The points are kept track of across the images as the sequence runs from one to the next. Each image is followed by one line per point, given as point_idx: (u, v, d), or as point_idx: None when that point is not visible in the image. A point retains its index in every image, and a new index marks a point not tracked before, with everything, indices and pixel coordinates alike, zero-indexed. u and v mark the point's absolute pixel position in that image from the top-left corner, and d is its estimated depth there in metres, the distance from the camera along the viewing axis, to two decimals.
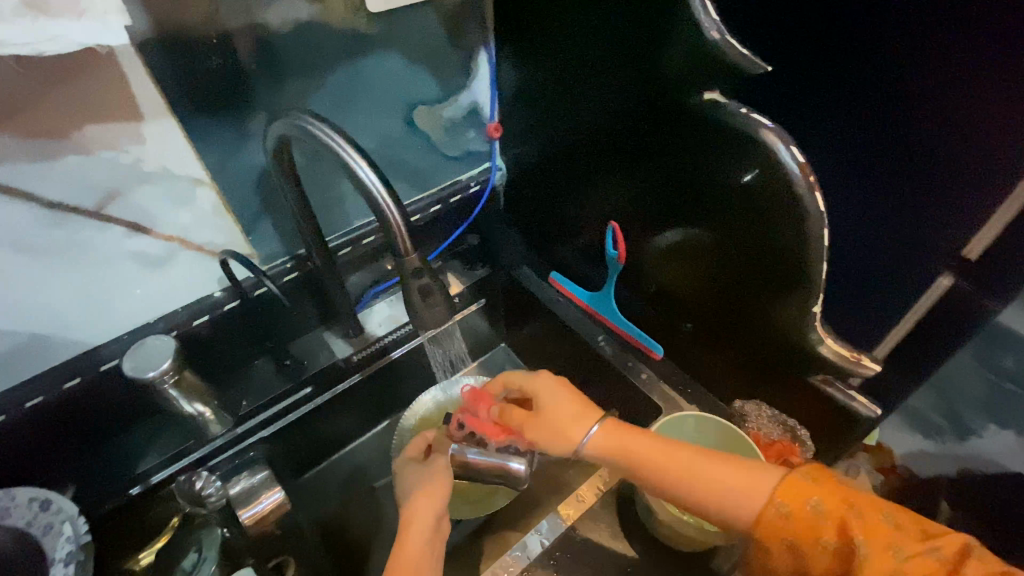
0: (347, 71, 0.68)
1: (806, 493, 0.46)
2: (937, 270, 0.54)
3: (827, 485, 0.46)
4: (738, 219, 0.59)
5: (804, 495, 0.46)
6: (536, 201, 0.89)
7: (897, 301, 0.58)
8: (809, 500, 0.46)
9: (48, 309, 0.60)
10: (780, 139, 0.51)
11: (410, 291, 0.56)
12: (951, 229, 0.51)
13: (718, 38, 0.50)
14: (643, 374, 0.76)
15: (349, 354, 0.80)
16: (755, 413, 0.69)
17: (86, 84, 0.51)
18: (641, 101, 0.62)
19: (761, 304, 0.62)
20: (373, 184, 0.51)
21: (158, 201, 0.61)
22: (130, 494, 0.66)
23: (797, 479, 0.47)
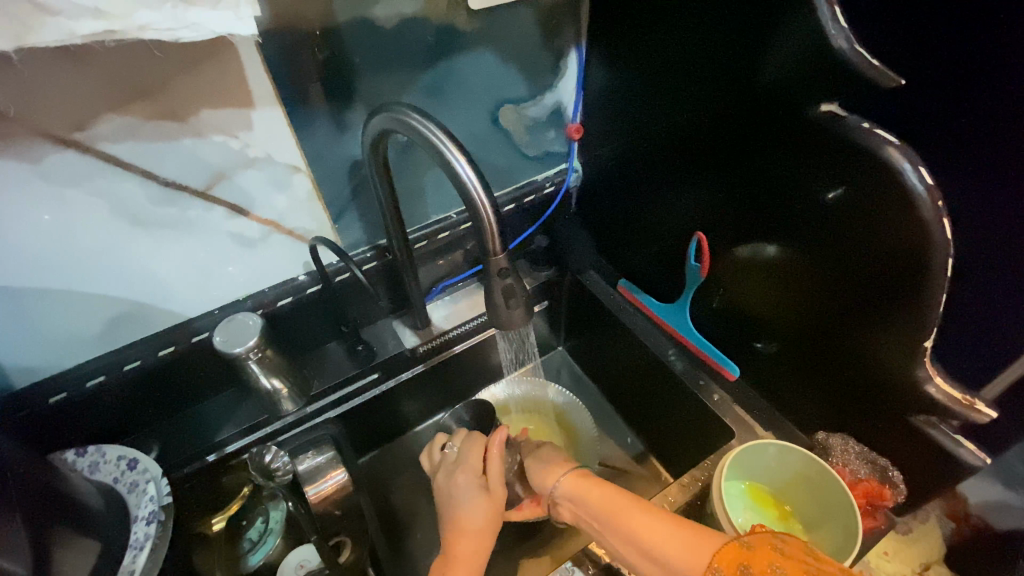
0: (442, 67, 0.69)
1: (739, 559, 0.45)
2: None
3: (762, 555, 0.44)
4: (842, 240, 0.55)
5: (737, 561, 0.45)
6: (611, 205, 0.88)
7: (1018, 350, 0.49)
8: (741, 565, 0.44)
9: (150, 279, 0.64)
10: (907, 158, 0.48)
11: (493, 292, 0.56)
12: None
13: (846, 46, 0.48)
14: (716, 395, 0.74)
15: (416, 345, 0.81)
16: (841, 448, 0.64)
17: (208, 70, 0.54)
18: (742, 112, 0.59)
19: (857, 331, 0.58)
20: (471, 182, 0.51)
21: (260, 186, 0.64)
22: (207, 460, 0.70)
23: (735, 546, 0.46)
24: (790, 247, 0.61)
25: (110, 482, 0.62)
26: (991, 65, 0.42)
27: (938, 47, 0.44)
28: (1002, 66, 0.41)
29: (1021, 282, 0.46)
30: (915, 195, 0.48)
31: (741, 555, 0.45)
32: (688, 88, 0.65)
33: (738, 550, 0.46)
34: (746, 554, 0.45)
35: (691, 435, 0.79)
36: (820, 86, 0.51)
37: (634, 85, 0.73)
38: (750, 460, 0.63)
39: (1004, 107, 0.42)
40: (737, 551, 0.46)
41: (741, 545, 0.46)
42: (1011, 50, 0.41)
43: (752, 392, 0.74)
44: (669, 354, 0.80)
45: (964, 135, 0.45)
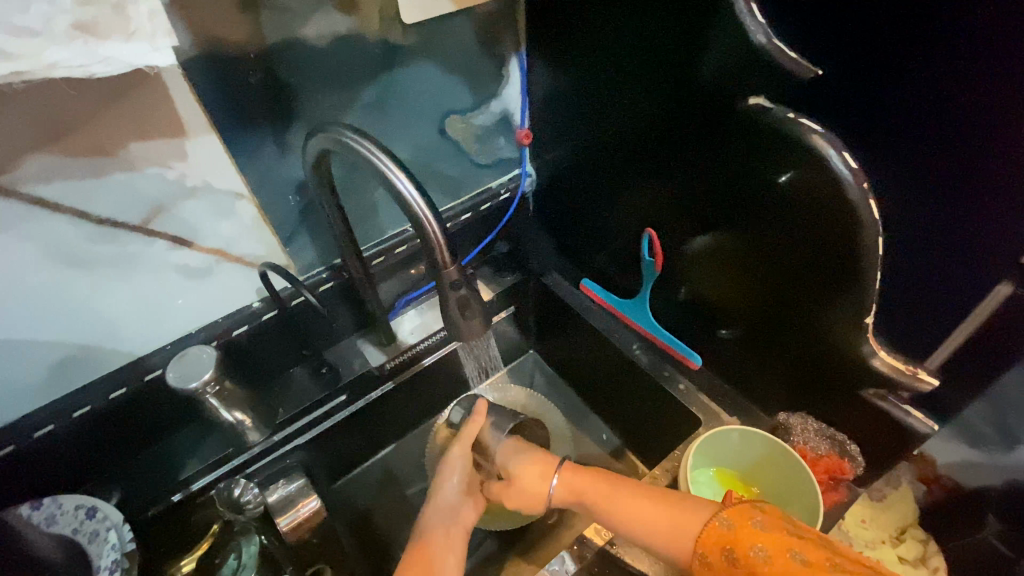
0: (383, 82, 0.68)
1: (721, 541, 0.48)
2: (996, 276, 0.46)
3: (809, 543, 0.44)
4: (782, 224, 0.57)
5: (722, 543, 0.48)
6: (566, 206, 0.89)
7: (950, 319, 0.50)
8: (725, 548, 0.47)
9: (95, 318, 0.62)
10: (831, 145, 0.50)
11: (447, 305, 0.55)
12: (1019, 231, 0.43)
13: (765, 41, 0.50)
14: (681, 384, 0.76)
15: (382, 362, 0.80)
16: (801, 427, 0.66)
17: (135, 102, 0.52)
18: (679, 108, 0.61)
19: (805, 311, 0.60)
20: (413, 199, 0.51)
21: (202, 215, 0.62)
22: (170, 501, 0.67)
23: (717, 526, 0.49)
24: (732, 232, 0.63)
25: (70, 533, 0.58)
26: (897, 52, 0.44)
27: (849, 35, 0.45)
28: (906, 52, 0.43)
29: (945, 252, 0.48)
30: (843, 180, 0.50)
31: (725, 536, 0.48)
32: (627, 88, 0.66)
33: (721, 531, 0.48)
34: (727, 535, 0.48)
35: (662, 427, 0.80)
36: (747, 80, 0.53)
37: (576, 87, 0.74)
38: (714, 450, 0.65)
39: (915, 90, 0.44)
40: (720, 532, 0.48)
41: (721, 525, 0.48)
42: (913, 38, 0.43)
43: (715, 378, 0.76)
44: (634, 348, 0.81)
45: (878, 121, 0.47)
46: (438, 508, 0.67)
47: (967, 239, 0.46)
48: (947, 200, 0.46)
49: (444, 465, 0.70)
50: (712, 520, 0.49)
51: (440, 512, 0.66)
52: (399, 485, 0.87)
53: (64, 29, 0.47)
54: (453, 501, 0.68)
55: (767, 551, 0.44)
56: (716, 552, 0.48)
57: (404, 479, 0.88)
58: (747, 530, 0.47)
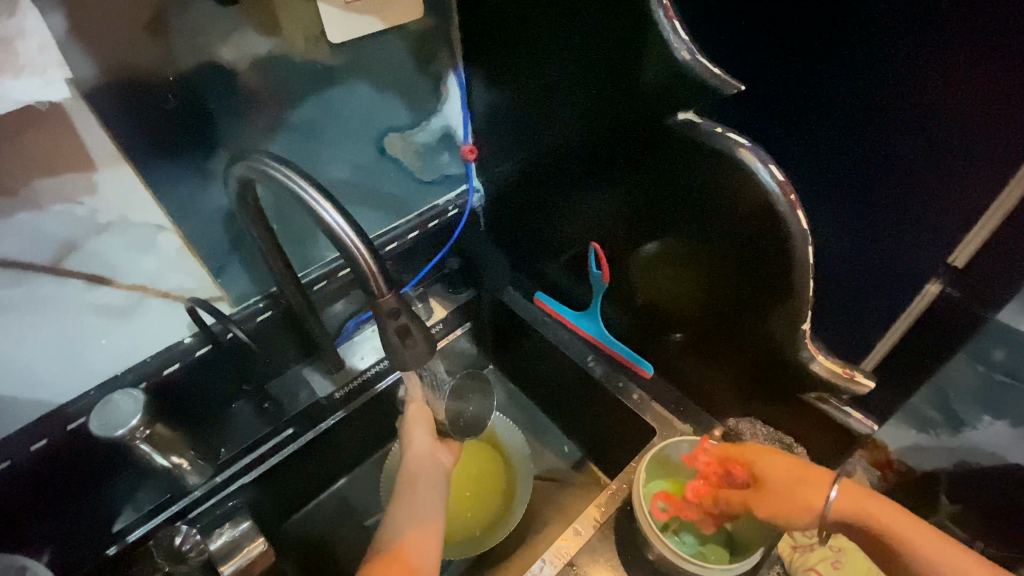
0: (314, 103, 0.66)
1: None
2: (926, 269, 0.51)
3: None
4: (719, 234, 0.58)
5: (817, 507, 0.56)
6: (514, 219, 0.88)
7: (888, 305, 0.56)
8: None
9: (7, 367, 0.58)
10: (758, 158, 0.50)
11: (386, 333, 0.54)
12: (949, 217, 0.47)
13: (689, 57, 0.49)
14: (635, 395, 0.76)
15: (330, 391, 0.78)
16: (750, 431, 0.69)
17: (35, 137, 0.49)
18: (614, 122, 0.61)
19: (747, 317, 0.61)
20: (342, 229, 0.49)
21: (121, 251, 0.59)
22: (106, 554, 0.64)
23: None
24: (674, 240, 0.64)
25: None
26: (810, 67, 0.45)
27: None
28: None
29: (876, 242, 0.52)
30: (771, 193, 0.50)
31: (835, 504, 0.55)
32: (565, 102, 0.66)
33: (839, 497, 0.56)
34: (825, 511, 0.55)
35: (620, 438, 0.80)
36: (675, 97, 0.53)
37: (515, 101, 0.74)
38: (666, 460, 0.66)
39: None
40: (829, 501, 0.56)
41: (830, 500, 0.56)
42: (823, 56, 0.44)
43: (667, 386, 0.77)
44: (589, 360, 0.81)
45: (809, 131, 0.49)
46: (413, 459, 0.69)
47: (898, 232, 0.50)
48: (879, 201, 0.49)
49: (406, 423, 0.71)
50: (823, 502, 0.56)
51: (419, 461, 0.69)
52: (357, 515, 0.84)
53: None
54: (427, 450, 0.70)
55: None
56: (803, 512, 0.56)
57: (362, 509, 0.85)
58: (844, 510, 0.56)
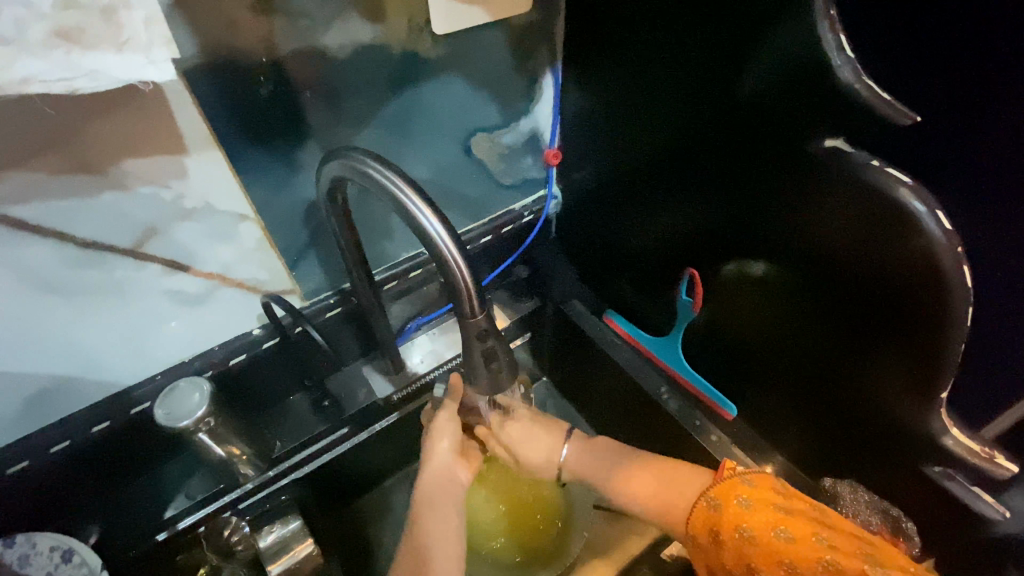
0: (407, 97, 0.63)
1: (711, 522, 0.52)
2: None
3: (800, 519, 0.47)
4: (835, 270, 0.52)
5: (710, 525, 0.52)
6: (591, 230, 0.83)
7: None
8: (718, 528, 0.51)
9: (76, 345, 0.56)
10: (921, 200, 0.43)
11: (471, 355, 0.50)
12: None
13: (853, 78, 0.43)
14: (714, 436, 0.70)
15: (389, 393, 0.74)
16: (850, 496, 0.61)
17: (128, 115, 0.46)
18: (727, 135, 0.55)
19: (855, 364, 0.55)
20: (441, 238, 0.45)
21: (201, 238, 0.57)
22: (155, 541, 0.61)
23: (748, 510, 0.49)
24: (777, 268, 0.57)
25: None
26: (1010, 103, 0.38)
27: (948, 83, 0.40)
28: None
29: None
30: (931, 240, 0.43)
31: (713, 517, 0.52)
32: (667, 109, 0.60)
33: (738, 484, 0.52)
34: (716, 517, 0.51)
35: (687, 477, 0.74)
36: (823, 118, 0.47)
37: (613, 107, 0.68)
38: None
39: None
40: (707, 514, 0.52)
41: (710, 506, 0.52)
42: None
43: (749, 429, 0.70)
44: (662, 391, 0.75)
45: None
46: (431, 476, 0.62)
47: None
48: None
49: (431, 430, 0.64)
50: (700, 502, 0.53)
51: (436, 478, 0.62)
52: (401, 522, 0.81)
53: (43, 36, 0.40)
54: (449, 466, 0.63)
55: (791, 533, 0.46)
56: (705, 534, 0.52)
57: (406, 515, 0.82)
58: (732, 511, 0.50)
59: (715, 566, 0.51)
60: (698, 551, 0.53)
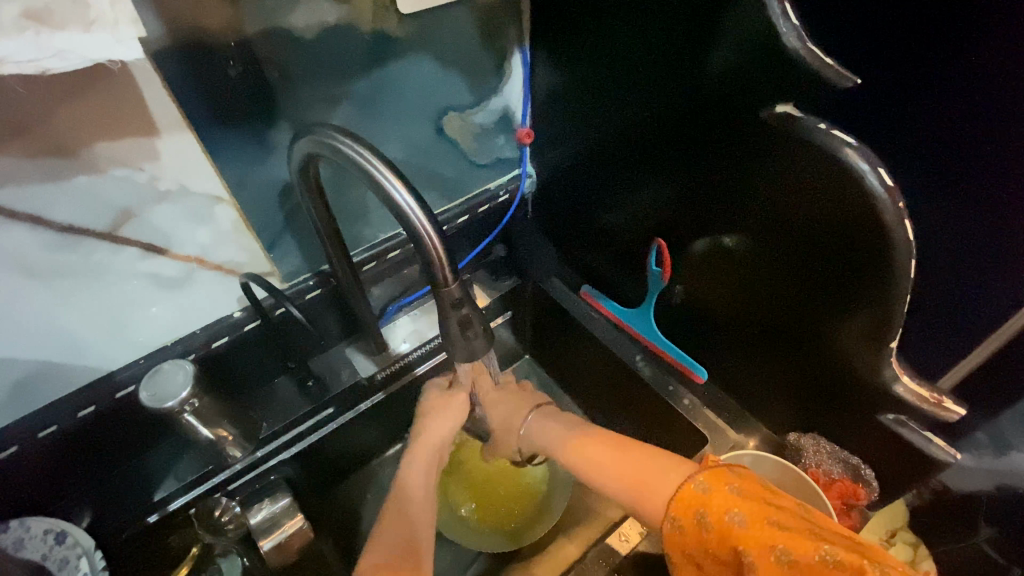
0: (377, 77, 0.64)
1: (682, 540, 0.45)
2: None
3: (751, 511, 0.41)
4: (792, 235, 0.54)
5: (695, 505, 0.45)
6: (564, 208, 0.85)
7: None
8: (697, 509, 0.44)
9: (58, 330, 0.57)
10: (865, 159, 0.46)
11: (447, 324, 0.51)
12: None
13: (799, 44, 0.45)
14: (686, 400, 0.73)
15: (372, 372, 0.76)
16: (814, 449, 0.65)
17: (100, 97, 0.47)
18: (685, 109, 0.57)
19: (815, 324, 0.57)
20: (412, 210, 0.46)
21: (177, 221, 0.57)
22: (147, 522, 0.62)
23: (692, 491, 0.45)
24: (734, 237, 0.61)
25: (38, 560, 0.54)
26: (931, 65, 0.41)
27: (884, 47, 0.42)
28: (941, 70, 0.41)
29: None
30: (876, 197, 0.46)
31: (699, 500, 0.45)
32: (633, 86, 0.62)
33: (694, 492, 0.45)
34: (703, 500, 0.44)
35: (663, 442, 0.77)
36: (772, 87, 0.49)
37: (581, 83, 0.70)
38: None
39: (953, 107, 0.42)
40: (693, 496, 0.45)
41: (696, 487, 0.45)
42: (946, 53, 0.40)
43: (720, 393, 0.73)
44: (637, 359, 0.78)
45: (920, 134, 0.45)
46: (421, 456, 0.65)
47: None
48: None
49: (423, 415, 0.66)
50: (686, 484, 0.46)
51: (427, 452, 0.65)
52: (388, 497, 0.83)
53: (13, 19, 0.40)
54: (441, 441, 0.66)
55: (746, 523, 0.41)
56: (688, 516, 0.45)
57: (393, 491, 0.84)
58: (722, 496, 0.43)
59: (694, 549, 0.44)
60: (675, 532, 0.46)
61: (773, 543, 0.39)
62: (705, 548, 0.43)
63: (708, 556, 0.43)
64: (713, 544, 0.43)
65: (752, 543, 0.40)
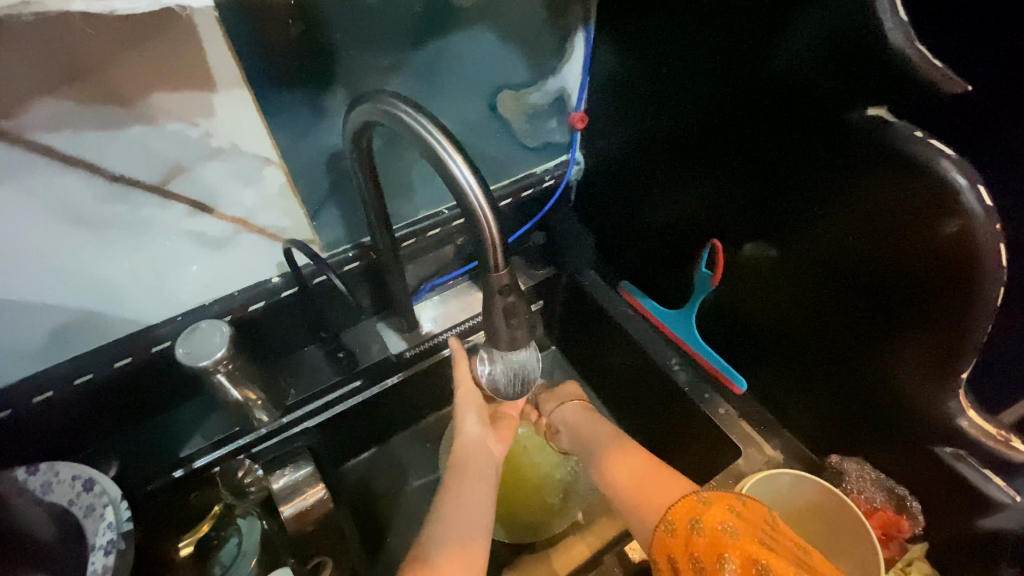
0: (437, 47, 0.62)
1: (669, 546, 0.49)
2: None
3: (744, 520, 0.46)
4: (862, 249, 0.51)
5: (691, 513, 0.48)
6: (611, 199, 0.82)
7: None
8: (692, 518, 0.48)
9: (98, 281, 0.56)
10: (963, 173, 0.42)
11: (491, 310, 0.49)
12: None
13: (903, 42, 0.41)
14: (722, 408, 0.70)
15: (401, 350, 0.75)
16: (857, 474, 0.61)
17: (160, 47, 0.46)
18: (756, 105, 0.54)
19: (875, 345, 0.54)
20: (470, 186, 0.44)
21: (226, 180, 0.56)
22: (173, 476, 0.63)
23: (691, 501, 0.49)
24: (792, 244, 0.58)
25: (65, 505, 0.54)
26: None
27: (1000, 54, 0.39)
28: None
29: None
30: (970, 217, 0.42)
31: (696, 509, 0.49)
32: (699, 78, 0.59)
33: (694, 503, 0.49)
34: (700, 508, 0.48)
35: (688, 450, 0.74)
36: (864, 87, 0.45)
37: (644, 67, 0.66)
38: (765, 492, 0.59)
39: None
40: (692, 504, 0.49)
41: (698, 499, 0.49)
42: None
43: (759, 407, 0.70)
44: (675, 362, 0.75)
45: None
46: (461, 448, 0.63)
47: None
48: None
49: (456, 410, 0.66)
50: (689, 495, 0.50)
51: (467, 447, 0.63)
52: (404, 474, 0.83)
53: None
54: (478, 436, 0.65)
55: (735, 530, 0.45)
56: (683, 522, 0.49)
57: (409, 467, 0.83)
58: (720, 508, 0.47)
59: (678, 556, 0.47)
60: (664, 537, 0.49)
61: (755, 558, 0.43)
62: (691, 553, 0.47)
63: (691, 563, 0.46)
64: (700, 548, 0.46)
65: (736, 552, 0.44)
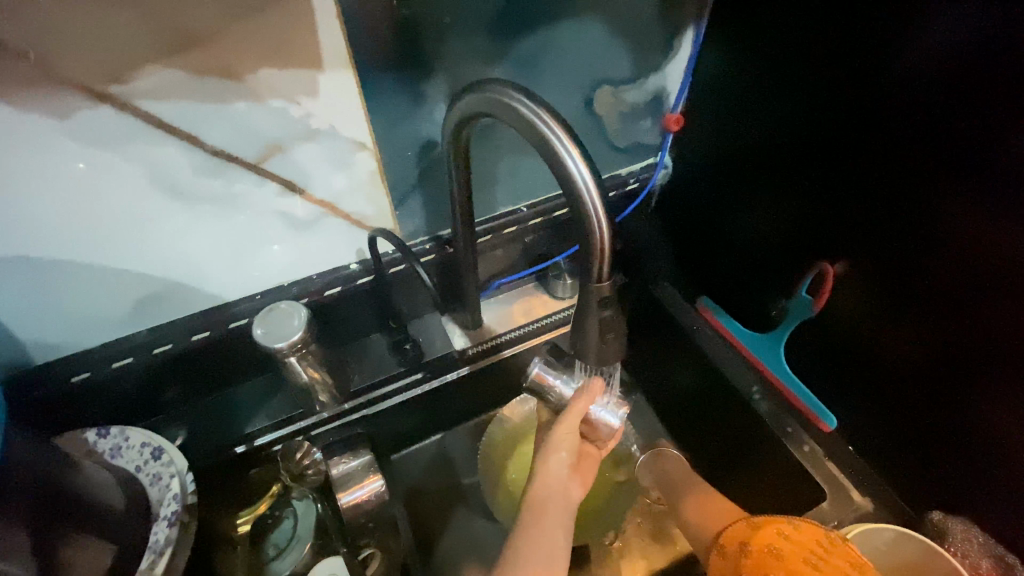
0: (543, 37, 0.58)
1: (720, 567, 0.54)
2: None
3: (794, 543, 0.51)
4: (1009, 293, 0.45)
5: (739, 536, 0.54)
6: (699, 209, 0.78)
7: None
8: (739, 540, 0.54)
9: (186, 254, 0.56)
10: None
11: (585, 322, 0.46)
12: None
13: None
14: (807, 446, 0.64)
15: (464, 346, 0.73)
16: (959, 535, 0.56)
17: (275, 22, 0.45)
18: (897, 121, 0.49)
19: (1008, 401, 0.48)
20: (585, 187, 0.41)
21: (320, 162, 0.55)
22: (234, 452, 0.62)
23: (737, 527, 0.55)
24: (917, 279, 0.52)
25: (132, 471, 0.55)
26: None
27: None
28: None
29: None
30: None
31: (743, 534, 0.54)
32: (827, 86, 0.54)
33: (742, 529, 0.55)
34: (747, 534, 0.54)
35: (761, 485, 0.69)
36: None
37: (760, 72, 0.61)
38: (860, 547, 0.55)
39: None
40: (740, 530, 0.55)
41: (744, 526, 0.55)
42: None
43: (849, 449, 0.65)
44: (754, 392, 0.69)
45: None
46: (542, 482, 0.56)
47: None
48: None
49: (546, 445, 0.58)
50: (738, 522, 0.56)
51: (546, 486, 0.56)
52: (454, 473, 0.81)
53: None
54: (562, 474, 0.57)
55: (783, 552, 0.50)
56: (733, 546, 0.54)
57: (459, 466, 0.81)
58: (769, 531, 0.53)
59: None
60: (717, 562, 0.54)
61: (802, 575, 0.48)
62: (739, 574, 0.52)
63: None
64: (746, 569, 0.51)
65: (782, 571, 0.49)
